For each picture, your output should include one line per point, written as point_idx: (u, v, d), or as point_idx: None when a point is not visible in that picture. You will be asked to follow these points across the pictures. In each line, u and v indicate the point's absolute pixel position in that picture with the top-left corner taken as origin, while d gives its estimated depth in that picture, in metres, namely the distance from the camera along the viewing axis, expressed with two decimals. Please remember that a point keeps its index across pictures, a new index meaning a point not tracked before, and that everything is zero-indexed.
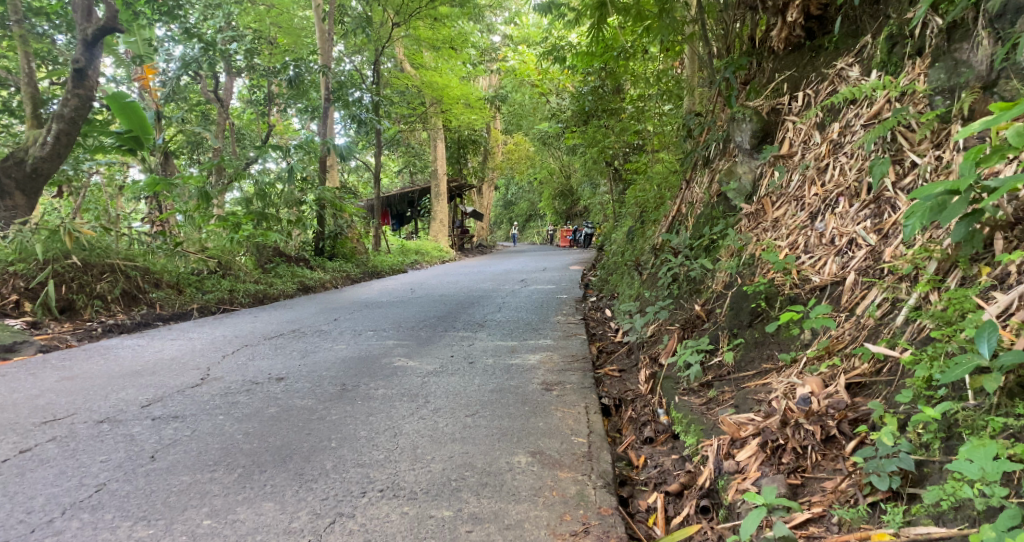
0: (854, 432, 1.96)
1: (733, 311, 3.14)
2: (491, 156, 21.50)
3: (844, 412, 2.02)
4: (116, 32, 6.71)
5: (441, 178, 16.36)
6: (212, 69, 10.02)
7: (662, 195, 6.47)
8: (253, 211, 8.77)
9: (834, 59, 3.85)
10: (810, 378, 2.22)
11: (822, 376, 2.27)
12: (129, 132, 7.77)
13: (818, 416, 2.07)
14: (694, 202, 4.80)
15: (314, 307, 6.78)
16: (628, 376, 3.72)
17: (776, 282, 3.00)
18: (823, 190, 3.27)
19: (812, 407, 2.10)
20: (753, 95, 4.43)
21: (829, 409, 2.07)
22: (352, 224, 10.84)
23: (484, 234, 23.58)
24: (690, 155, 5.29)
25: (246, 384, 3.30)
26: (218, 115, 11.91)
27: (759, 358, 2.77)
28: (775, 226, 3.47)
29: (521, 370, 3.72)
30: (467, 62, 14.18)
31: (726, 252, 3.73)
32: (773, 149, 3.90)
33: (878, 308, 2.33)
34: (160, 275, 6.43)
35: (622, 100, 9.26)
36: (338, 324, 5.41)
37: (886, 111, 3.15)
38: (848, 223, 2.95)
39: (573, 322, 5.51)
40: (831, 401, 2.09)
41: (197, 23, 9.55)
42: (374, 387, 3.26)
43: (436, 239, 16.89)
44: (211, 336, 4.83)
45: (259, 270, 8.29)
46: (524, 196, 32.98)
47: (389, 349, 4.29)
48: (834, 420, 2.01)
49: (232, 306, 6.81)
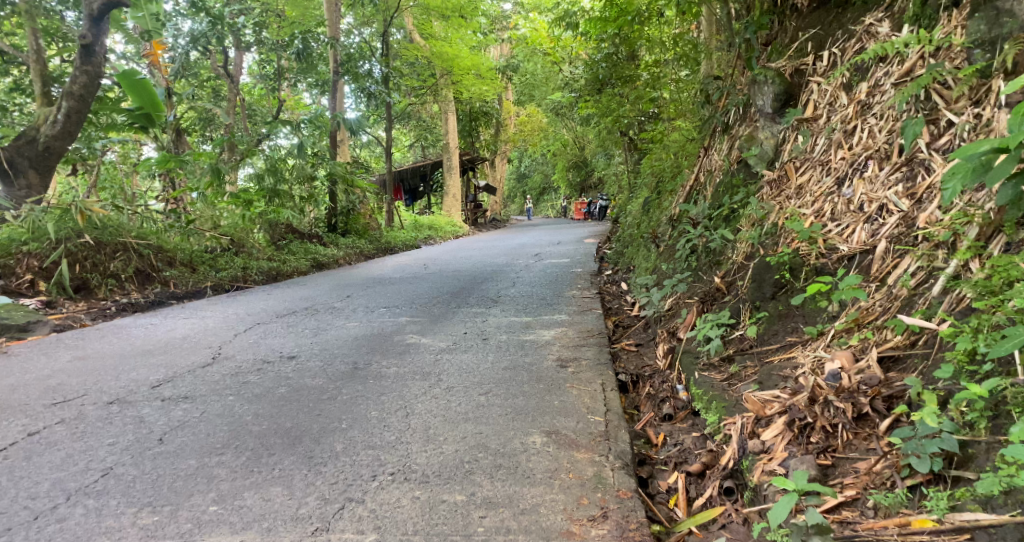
0: (888, 409, 1.86)
1: (755, 283, 3.02)
2: (504, 128, 21.23)
3: (877, 389, 1.91)
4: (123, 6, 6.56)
5: (453, 151, 16.18)
6: (221, 44, 9.87)
7: (679, 163, 6.30)
8: (265, 188, 8.71)
9: (862, 15, 3.65)
10: (840, 352, 2.11)
11: (852, 349, 2.15)
12: (140, 109, 7.69)
13: (849, 393, 1.96)
14: (713, 170, 4.65)
15: (327, 284, 6.73)
16: (645, 351, 3.64)
17: (800, 252, 2.87)
18: (850, 154, 3.11)
19: (842, 384, 2.00)
20: (776, 55, 4.23)
21: (861, 386, 1.96)
22: (365, 200, 10.78)
23: (497, 207, 23.44)
24: (708, 121, 5.10)
25: (257, 363, 3.25)
26: (228, 92, 11.80)
27: (782, 332, 2.66)
28: (799, 193, 3.33)
29: (536, 346, 3.64)
30: (478, 31, 13.90)
31: (747, 222, 3.59)
32: (797, 113, 3.72)
33: (912, 277, 2.20)
34: (173, 253, 6.42)
35: (637, 67, 8.96)
36: (352, 301, 5.36)
37: (919, 68, 2.98)
38: (878, 188, 2.79)
39: (589, 296, 5.43)
40: (862, 377, 1.98)
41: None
42: (386, 366, 3.21)
43: (450, 214, 16.76)
44: (224, 314, 4.80)
45: (273, 247, 8.27)
46: (537, 169, 32.72)
47: (402, 326, 4.24)
48: (866, 397, 1.90)
49: (245, 283, 6.80)
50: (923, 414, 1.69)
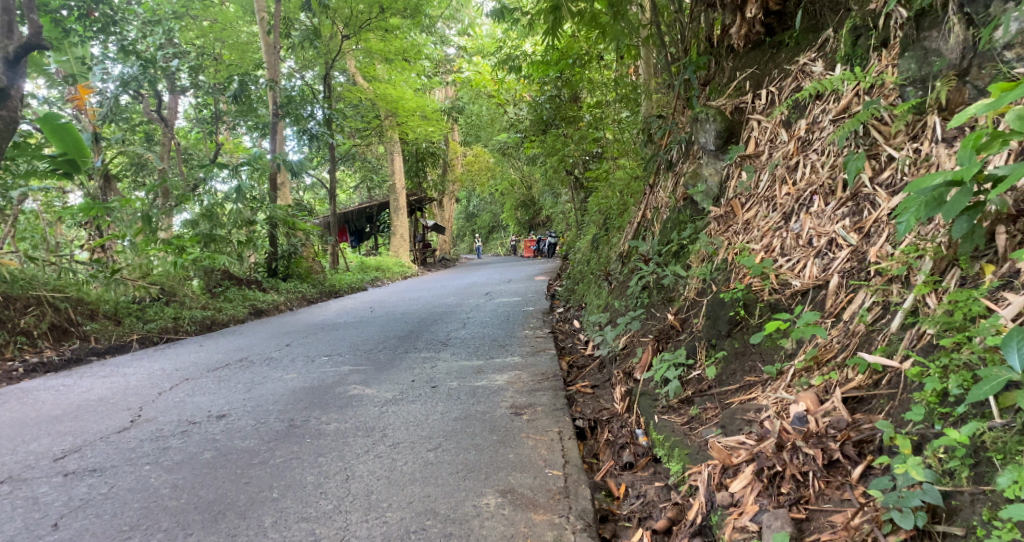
0: (859, 454, 1.78)
1: (709, 320, 2.94)
2: (450, 168, 21.23)
3: (846, 433, 1.83)
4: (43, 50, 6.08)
5: (400, 191, 16.02)
6: (153, 88, 9.54)
7: (625, 201, 6.33)
8: (200, 233, 8.33)
9: (796, 55, 3.73)
10: (804, 392, 2.04)
11: (816, 389, 2.08)
12: (64, 156, 7.25)
13: (817, 437, 1.88)
14: (660, 207, 4.64)
15: (267, 332, 6.41)
16: (602, 393, 3.51)
17: (753, 288, 2.81)
18: (795, 189, 3.12)
19: (808, 428, 1.92)
20: (715, 94, 4.29)
21: (830, 430, 1.88)
22: (308, 243, 10.46)
23: (447, 246, 23.25)
24: (652, 159, 5.13)
25: (181, 425, 2.97)
26: (162, 136, 11.40)
27: (741, 371, 2.59)
28: (746, 228, 3.31)
29: (487, 392, 3.47)
30: (422, 74, 13.92)
31: (697, 257, 3.56)
32: (739, 149, 3.74)
33: (869, 313, 2.17)
34: (95, 306, 6.05)
35: (580, 108, 9.18)
36: (291, 350, 5.08)
37: (856, 105, 3.03)
38: (825, 223, 2.78)
39: (541, 335, 5.30)
40: (830, 421, 1.90)
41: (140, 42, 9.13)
42: (325, 422, 2.98)
43: (398, 254, 16.51)
44: (149, 370, 4.45)
45: (207, 294, 7.87)
46: (486, 208, 32.85)
47: (345, 376, 3.99)
48: (836, 442, 1.82)
49: (176, 335, 6.41)
50: (904, 464, 1.62)
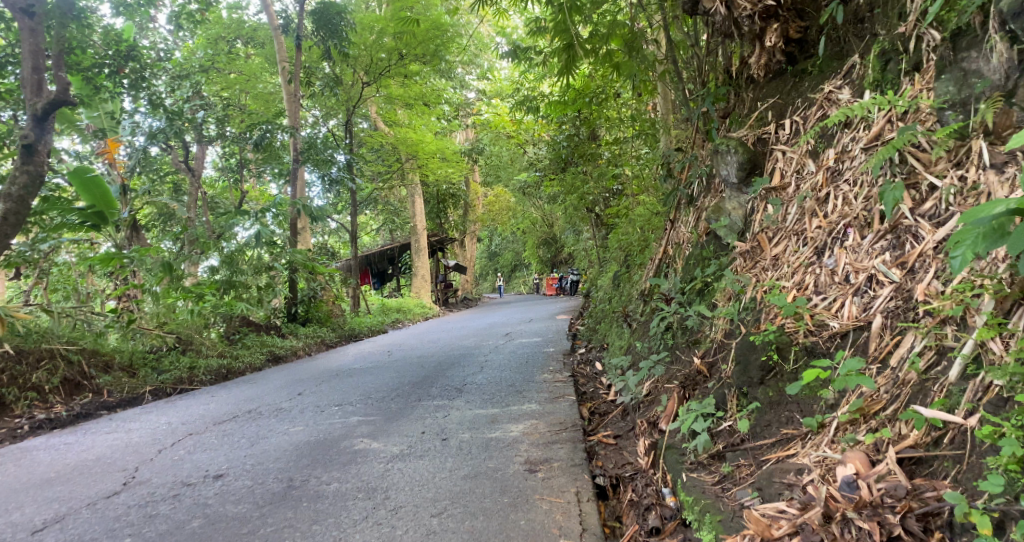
0: (924, 531, 1.62)
1: (739, 365, 2.70)
2: (472, 209, 21.22)
3: (907, 504, 1.67)
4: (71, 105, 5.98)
5: (421, 233, 16.01)
6: (180, 139, 9.64)
7: (646, 237, 6.14)
8: (219, 280, 8.28)
9: (820, 83, 3.56)
10: (851, 452, 1.85)
11: (866, 447, 1.89)
12: (92, 208, 7.27)
13: (872, 508, 1.72)
14: (682, 243, 4.46)
15: (281, 379, 6.27)
16: (625, 445, 3.27)
17: (786, 330, 2.57)
18: (826, 222, 2.90)
19: (860, 497, 1.75)
20: (736, 125, 4.13)
21: (886, 498, 1.72)
22: (327, 286, 10.38)
23: (469, 286, 23.10)
24: (672, 194, 4.96)
25: (174, 488, 2.83)
26: (189, 186, 11.53)
27: (776, 423, 2.35)
28: (776, 264, 3.10)
29: (501, 445, 3.25)
30: (441, 117, 13.99)
31: (723, 296, 3.35)
32: (763, 182, 3.55)
33: (920, 359, 1.94)
34: (109, 358, 5.98)
35: (598, 146, 9.09)
36: (302, 399, 4.92)
37: (889, 131, 2.83)
38: (862, 257, 2.55)
39: (561, 379, 5.08)
40: (887, 488, 1.73)
41: (169, 96, 9.26)
42: (325, 482, 2.81)
43: (420, 295, 16.38)
44: (154, 424, 4.31)
45: (225, 342, 7.78)
46: (508, 247, 32.78)
47: (353, 428, 3.80)
48: (896, 516, 1.66)
49: (191, 385, 6.30)
50: None
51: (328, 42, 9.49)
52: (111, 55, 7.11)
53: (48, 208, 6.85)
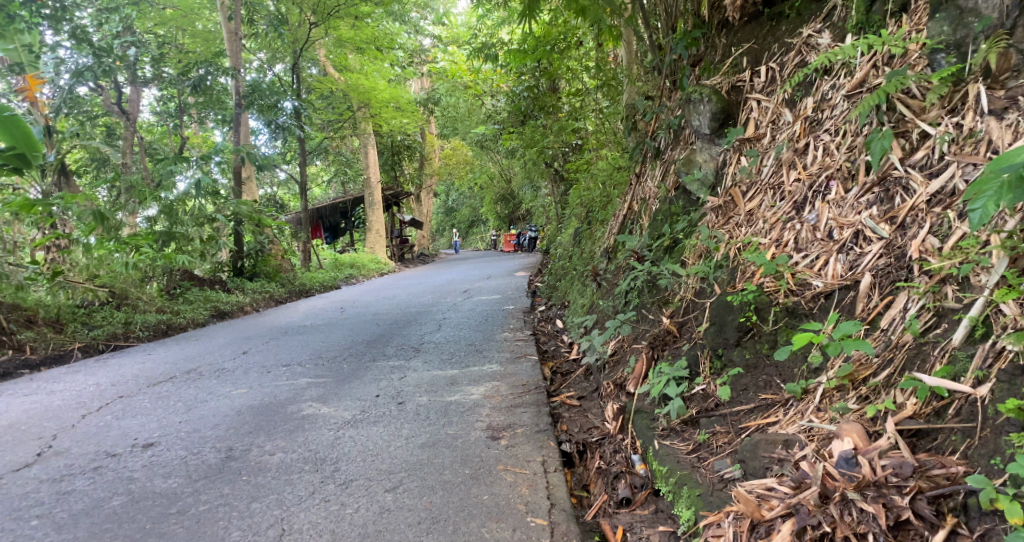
0: (936, 514, 1.57)
1: (714, 325, 2.55)
2: (428, 162, 20.63)
3: (917, 485, 1.62)
4: None
5: (375, 186, 15.47)
6: (110, 79, 8.87)
7: (608, 192, 5.96)
8: (156, 232, 7.75)
9: (798, 27, 3.34)
10: (848, 425, 1.81)
11: (862, 418, 1.84)
12: (12, 149, 6.47)
13: (875, 488, 1.66)
14: (648, 197, 4.28)
15: (225, 337, 5.93)
16: (590, 408, 3.14)
17: (766, 290, 2.43)
18: (806, 174, 2.73)
19: (861, 476, 1.69)
20: (708, 73, 3.90)
21: (891, 476, 1.66)
22: (275, 240, 9.86)
23: (425, 242, 22.66)
24: (637, 147, 4.75)
25: (96, 458, 2.55)
26: (123, 130, 10.73)
27: (754, 388, 2.24)
28: (750, 220, 2.94)
29: (460, 410, 3.07)
30: (395, 64, 13.32)
31: (694, 253, 3.19)
32: (737, 132, 3.35)
33: (917, 320, 1.90)
34: (33, 311, 5.58)
35: (559, 98, 8.78)
36: (247, 358, 4.62)
37: (874, 78, 2.65)
38: (847, 212, 2.40)
39: (521, 338, 4.92)
40: (891, 465, 1.68)
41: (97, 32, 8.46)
42: (268, 452, 2.57)
43: (374, 250, 15.92)
44: (82, 386, 3.96)
45: (165, 297, 7.33)
46: (465, 202, 32.22)
47: (300, 391, 3.55)
48: (905, 499, 1.61)
49: (126, 342, 5.92)
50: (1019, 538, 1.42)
51: None
52: None
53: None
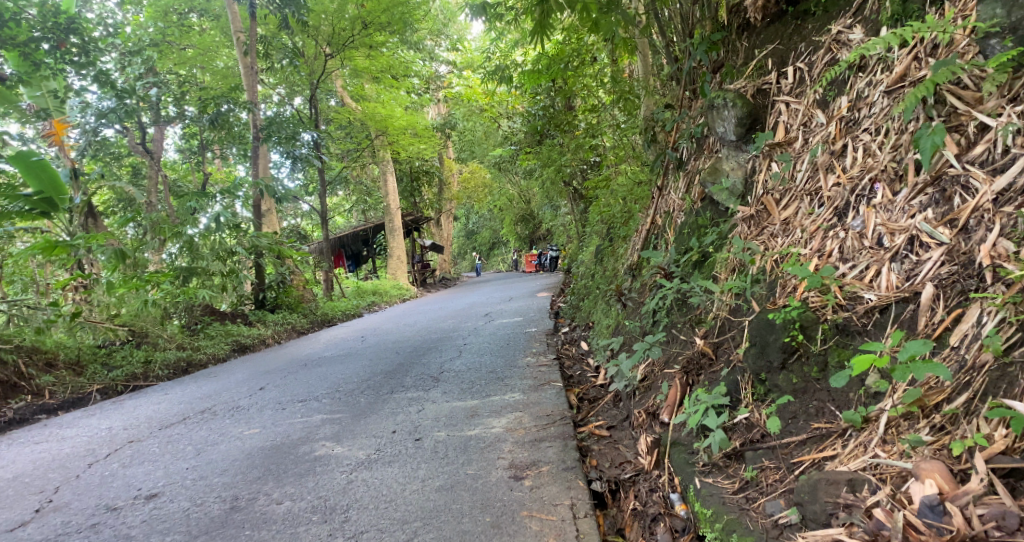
0: None
1: (754, 346, 2.32)
2: (447, 187, 20.58)
3: None
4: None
5: (395, 213, 15.42)
6: (133, 120, 8.93)
7: (629, 208, 5.76)
8: (178, 268, 7.68)
9: (826, 23, 3.14)
10: (929, 464, 1.65)
11: (944, 453, 1.67)
12: (40, 194, 6.38)
13: None
14: (672, 210, 4.07)
15: (245, 372, 5.81)
16: (622, 439, 2.94)
17: (811, 305, 2.20)
18: (846, 178, 2.51)
19: (954, 529, 1.54)
20: (731, 78, 3.70)
21: (991, 528, 1.51)
22: (296, 271, 9.77)
23: (447, 266, 22.54)
24: (658, 158, 4.54)
25: (95, 514, 2.40)
26: (146, 169, 10.81)
27: (804, 415, 2.03)
28: (786, 229, 2.72)
29: (481, 447, 2.88)
30: (411, 91, 13.34)
31: (726, 268, 2.99)
32: (766, 137, 3.14)
33: (998, 336, 1.71)
34: (53, 354, 5.51)
35: (575, 115, 8.64)
36: (263, 395, 4.48)
37: (916, 71, 2.44)
38: (897, 216, 2.16)
39: (545, 362, 4.71)
40: (988, 513, 1.53)
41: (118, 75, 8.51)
42: (275, 500, 2.41)
43: (396, 276, 15.82)
44: (94, 430, 3.85)
45: (186, 334, 7.24)
46: (486, 225, 32.16)
47: (314, 429, 3.39)
48: None
49: (146, 382, 5.83)
50: None
51: (284, 11, 8.77)
52: (49, 29, 6.19)
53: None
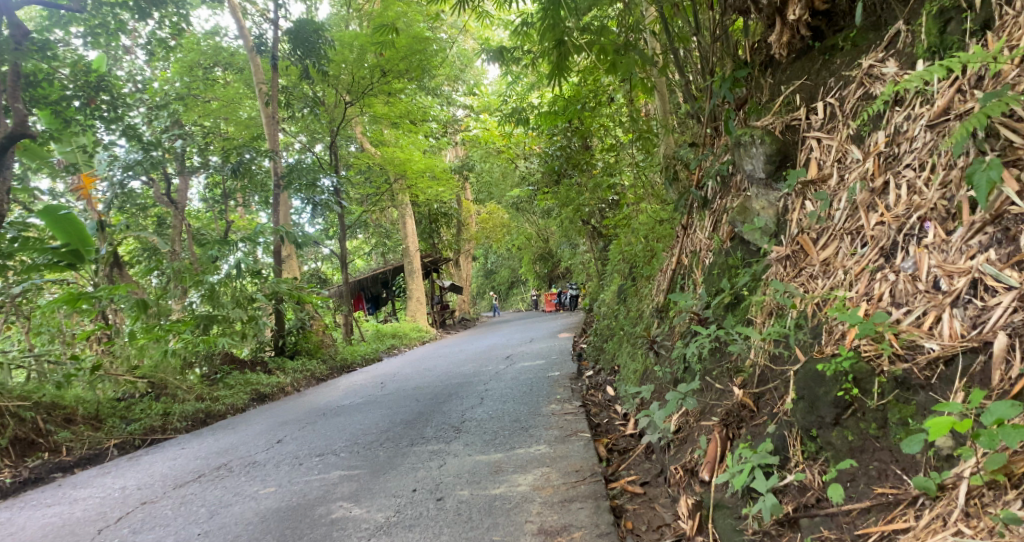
0: None
1: (802, 399, 2.16)
2: (466, 228, 20.61)
3: None
4: (30, 138, 5.20)
5: (414, 254, 15.42)
6: (159, 171, 9.06)
7: (652, 246, 5.63)
8: (199, 316, 7.63)
9: (856, 58, 3.03)
10: None
11: None
12: (67, 245, 6.40)
13: None
14: (699, 250, 3.93)
15: (263, 423, 5.69)
16: (659, 498, 2.77)
17: (864, 355, 2.06)
18: (890, 216, 2.37)
19: None
20: (757, 115, 3.59)
21: None
22: (316, 316, 9.70)
23: (466, 306, 22.43)
24: (682, 197, 4.42)
25: None
26: (171, 218, 10.93)
27: (866, 479, 1.88)
28: (827, 271, 2.57)
29: (508, 509, 2.72)
30: (429, 136, 13.45)
31: (761, 312, 2.84)
32: (799, 174, 2.99)
33: None
34: (72, 409, 5.44)
35: (592, 155, 8.61)
36: (280, 448, 4.35)
37: (962, 104, 2.31)
38: (956, 258, 2.03)
39: (571, 409, 4.54)
40: None
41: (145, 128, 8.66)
42: None
43: (416, 318, 15.71)
44: (107, 491, 3.73)
45: (206, 383, 7.15)
46: (505, 264, 32.15)
47: (332, 487, 3.24)
48: None
49: (164, 435, 5.73)
50: None
51: (306, 61, 8.94)
52: (79, 87, 6.30)
53: (21, 250, 6.04)
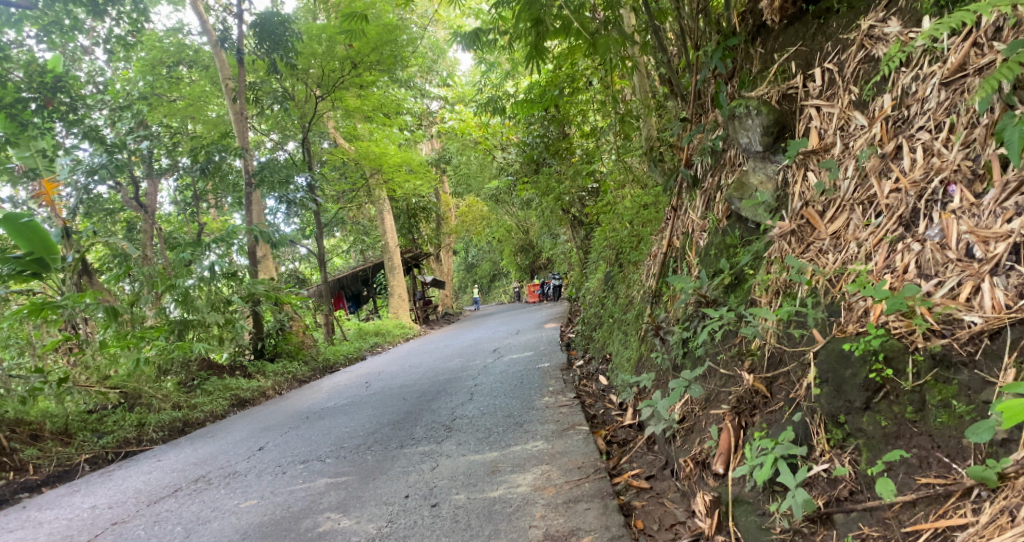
0: None
1: (828, 385, 2.04)
2: (445, 222, 20.29)
3: None
4: None
5: (393, 250, 15.11)
6: (125, 174, 8.69)
7: (639, 231, 5.44)
8: (172, 322, 7.32)
9: (853, 19, 2.80)
10: None
11: None
12: (30, 255, 5.98)
13: None
14: (692, 229, 3.75)
15: (243, 430, 5.43)
16: (668, 492, 2.62)
17: (894, 333, 1.95)
18: (906, 182, 2.21)
19: None
20: (749, 86, 3.39)
21: None
22: (295, 316, 9.39)
23: (448, 300, 22.15)
24: (671, 176, 4.22)
25: None
26: (140, 223, 10.51)
27: (907, 468, 1.80)
28: (837, 244, 2.40)
29: (508, 513, 2.54)
30: (404, 129, 13.12)
31: (767, 291, 2.66)
32: (799, 145, 2.78)
33: None
34: (38, 424, 5.14)
35: (571, 141, 8.37)
36: (261, 456, 4.11)
37: (979, 61, 2.14)
38: (989, 224, 1.92)
39: (565, 402, 4.35)
40: None
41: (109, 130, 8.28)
42: None
43: (398, 315, 15.43)
44: (74, 511, 3.48)
45: (182, 391, 6.85)
46: (486, 257, 31.85)
47: (318, 497, 3.03)
48: None
49: (139, 447, 5.45)
50: None
51: (273, 55, 8.57)
52: (34, 88, 5.93)
53: None
